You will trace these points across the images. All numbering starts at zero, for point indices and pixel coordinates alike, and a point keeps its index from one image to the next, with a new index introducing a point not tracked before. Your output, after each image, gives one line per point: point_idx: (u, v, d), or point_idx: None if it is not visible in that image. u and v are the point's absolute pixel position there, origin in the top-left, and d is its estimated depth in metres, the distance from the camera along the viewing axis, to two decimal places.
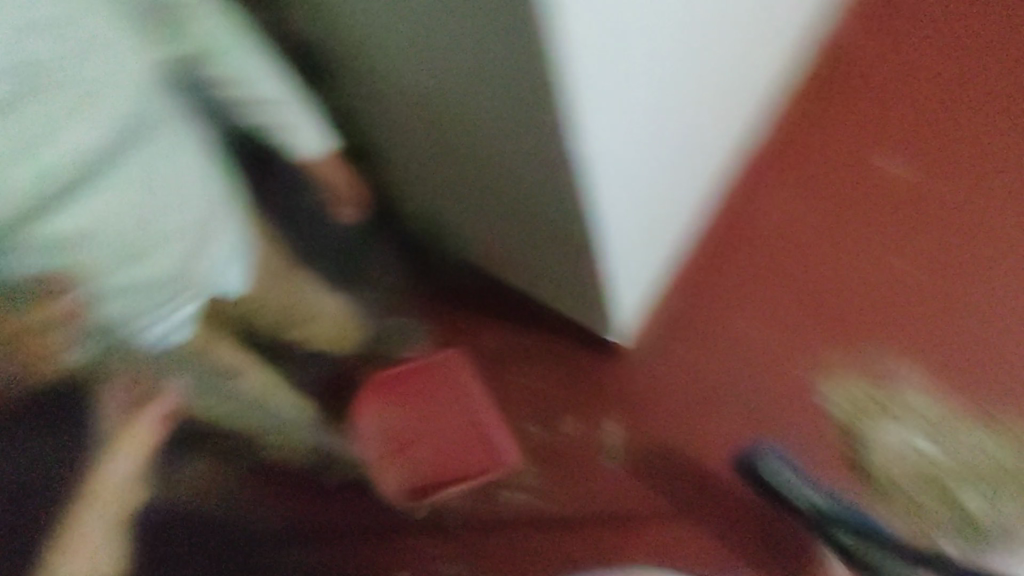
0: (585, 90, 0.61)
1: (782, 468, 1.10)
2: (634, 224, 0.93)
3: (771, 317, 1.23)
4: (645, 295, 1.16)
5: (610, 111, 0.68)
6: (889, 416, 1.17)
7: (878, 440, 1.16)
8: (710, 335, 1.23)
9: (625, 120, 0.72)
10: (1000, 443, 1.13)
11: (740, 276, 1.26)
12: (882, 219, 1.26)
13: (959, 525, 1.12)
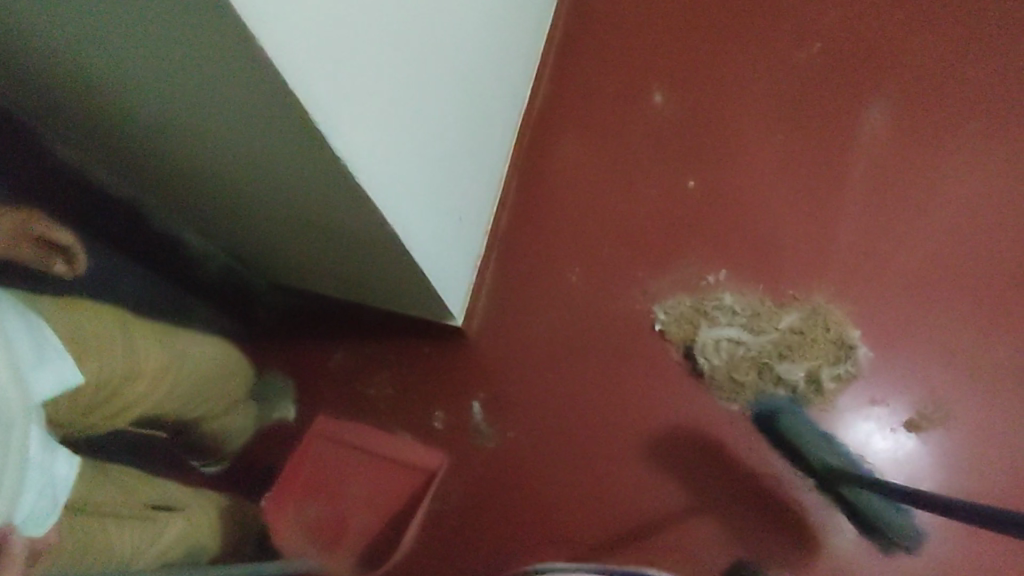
0: (346, 137, 0.58)
1: (805, 424, 1.07)
2: (435, 234, 0.95)
3: (585, 258, 1.30)
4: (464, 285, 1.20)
5: (383, 126, 0.66)
6: (707, 322, 1.19)
7: (705, 348, 1.17)
8: (535, 291, 1.29)
9: (403, 145, 0.72)
10: (805, 314, 1.18)
11: (547, 229, 1.33)
12: (651, 144, 1.36)
13: (797, 396, 1.13)
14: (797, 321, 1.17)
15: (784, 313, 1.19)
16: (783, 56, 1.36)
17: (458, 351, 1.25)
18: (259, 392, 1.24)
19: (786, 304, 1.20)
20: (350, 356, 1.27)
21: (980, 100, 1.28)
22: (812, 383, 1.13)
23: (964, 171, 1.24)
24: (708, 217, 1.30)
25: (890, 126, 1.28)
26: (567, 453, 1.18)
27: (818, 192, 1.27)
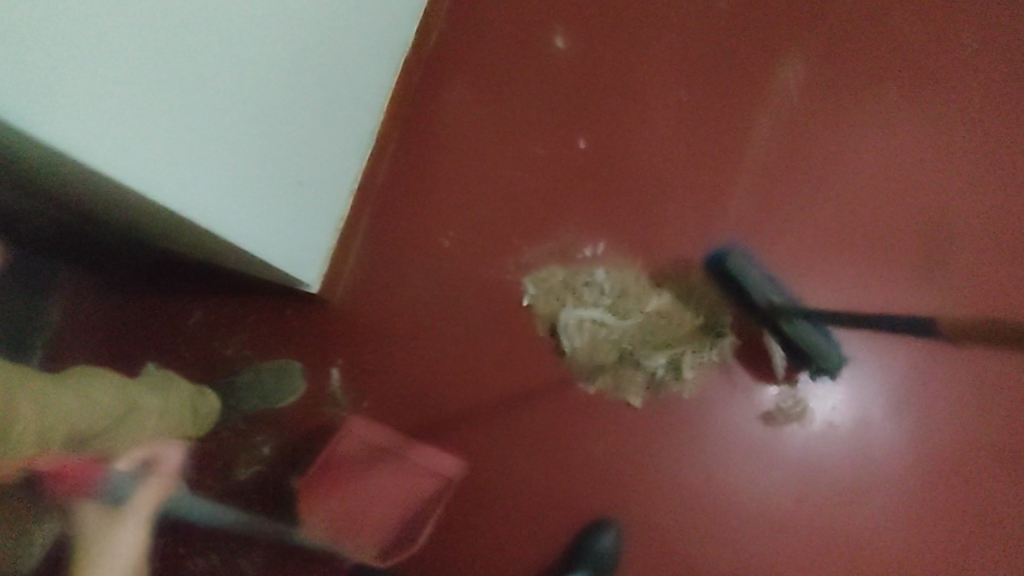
0: (67, 140, 0.51)
1: (749, 265, 1.10)
2: (258, 220, 0.89)
3: (462, 220, 1.21)
4: (318, 250, 1.12)
5: (134, 120, 0.58)
6: (575, 300, 1.14)
7: (568, 327, 1.12)
8: (406, 252, 1.20)
9: (175, 139, 0.65)
10: (677, 295, 1.13)
11: (425, 184, 1.22)
12: (547, 94, 1.24)
13: (655, 382, 1.10)
14: (668, 302, 1.12)
15: (656, 293, 1.13)
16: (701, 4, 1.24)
17: (324, 325, 1.19)
18: (267, 376, 1.14)
19: (661, 283, 1.14)
20: (211, 315, 1.20)
21: (897, 70, 1.20)
22: (673, 369, 1.09)
23: (870, 146, 1.18)
24: (600, 179, 1.20)
25: (802, 92, 1.19)
26: (425, 427, 1.13)
27: (718, 160, 1.19)
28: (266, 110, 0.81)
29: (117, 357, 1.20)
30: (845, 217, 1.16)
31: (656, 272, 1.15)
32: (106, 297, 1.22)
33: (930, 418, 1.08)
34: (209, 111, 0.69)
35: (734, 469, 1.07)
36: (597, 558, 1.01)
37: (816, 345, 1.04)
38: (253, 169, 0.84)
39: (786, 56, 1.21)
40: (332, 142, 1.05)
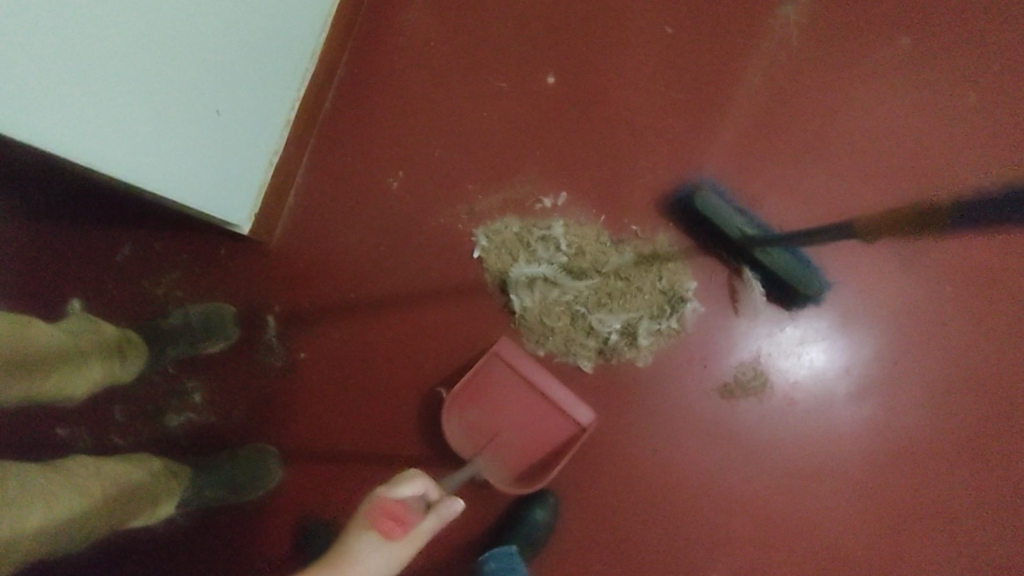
0: None
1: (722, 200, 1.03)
2: (167, 160, 0.81)
3: (415, 160, 1.11)
4: (248, 184, 1.02)
5: None
6: (528, 256, 1.05)
7: (518, 284, 1.04)
8: (354, 193, 1.11)
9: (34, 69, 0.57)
10: (639, 257, 1.05)
11: (377, 118, 1.12)
12: (516, 23, 1.13)
13: (608, 348, 1.02)
14: (629, 263, 1.04)
15: (616, 253, 1.04)
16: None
17: (261, 271, 1.11)
18: (194, 320, 1.06)
19: (622, 242, 1.05)
20: (141, 249, 1.11)
21: (906, 18, 1.09)
22: (629, 335, 1.02)
23: (869, 101, 1.07)
24: (562, 117, 1.10)
25: (799, 36, 1.08)
26: (365, 381, 1.08)
27: (699, 107, 1.08)
28: (159, 36, 0.72)
29: (34, 290, 1.11)
30: (830, 173, 1.06)
31: (619, 230, 1.06)
32: (23, 222, 1.12)
33: (916, 373, 1.02)
34: (78, 41, 0.61)
35: (775, 415, 1.02)
36: (529, 530, 0.98)
37: (798, 274, 1.00)
38: (153, 101, 0.76)
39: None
40: (259, 72, 0.95)
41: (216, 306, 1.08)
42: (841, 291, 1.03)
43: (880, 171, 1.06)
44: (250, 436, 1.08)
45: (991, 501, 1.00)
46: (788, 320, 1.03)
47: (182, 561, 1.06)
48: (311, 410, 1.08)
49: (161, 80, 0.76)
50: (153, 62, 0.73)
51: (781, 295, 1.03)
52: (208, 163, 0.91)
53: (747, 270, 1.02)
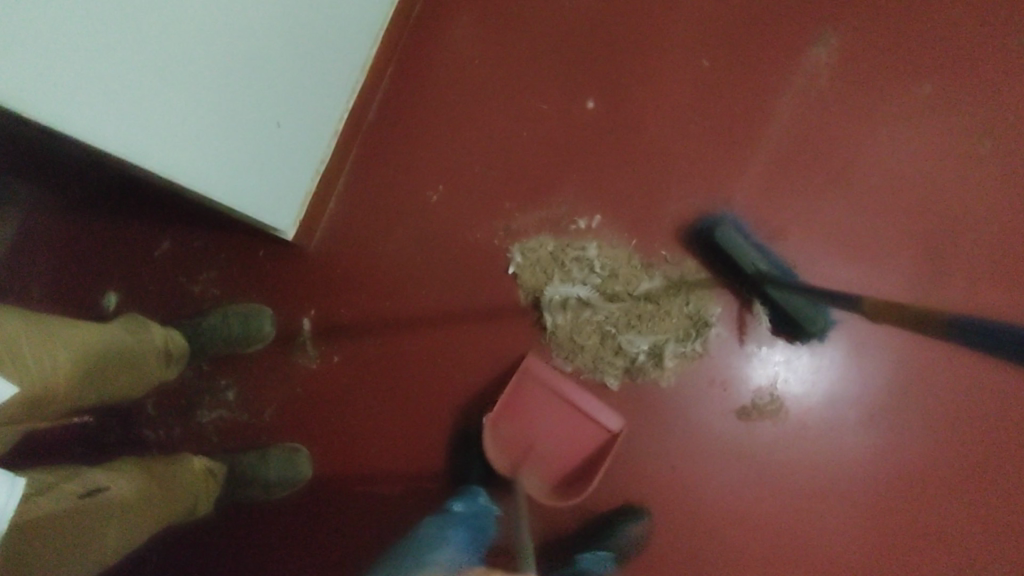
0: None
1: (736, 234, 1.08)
2: (221, 168, 0.85)
3: (455, 175, 1.15)
4: (294, 191, 1.05)
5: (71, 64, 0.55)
6: (562, 275, 1.09)
7: (552, 302, 1.08)
8: (393, 203, 1.14)
9: (111, 84, 0.60)
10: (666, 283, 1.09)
11: (419, 131, 1.16)
12: (559, 47, 1.16)
13: (636, 367, 1.07)
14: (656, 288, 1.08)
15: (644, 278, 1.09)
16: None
17: (299, 276, 1.14)
18: (232, 321, 1.08)
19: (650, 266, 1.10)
20: (180, 246, 1.14)
21: (932, 63, 1.14)
22: (656, 356, 1.07)
23: (891, 143, 1.13)
24: (598, 145, 1.14)
25: (829, 76, 1.14)
26: (396, 387, 1.11)
27: (730, 140, 1.13)
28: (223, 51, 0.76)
29: (73, 281, 1.13)
30: (849, 214, 1.11)
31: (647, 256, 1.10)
32: (65, 213, 1.15)
33: (921, 408, 1.08)
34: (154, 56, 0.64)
35: (787, 441, 1.08)
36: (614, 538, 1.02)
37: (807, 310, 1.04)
38: (216, 112, 0.79)
39: (816, 35, 1.15)
40: (312, 85, 0.98)
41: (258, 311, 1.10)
42: (855, 324, 1.09)
43: (896, 216, 1.11)
44: (282, 435, 1.11)
45: (989, 528, 1.06)
46: (804, 352, 1.09)
47: (211, 553, 1.09)
48: (342, 412, 1.11)
49: (224, 91, 0.79)
50: (218, 73, 0.76)
51: (788, 329, 1.07)
52: (257, 171, 0.94)
53: (758, 303, 1.07)
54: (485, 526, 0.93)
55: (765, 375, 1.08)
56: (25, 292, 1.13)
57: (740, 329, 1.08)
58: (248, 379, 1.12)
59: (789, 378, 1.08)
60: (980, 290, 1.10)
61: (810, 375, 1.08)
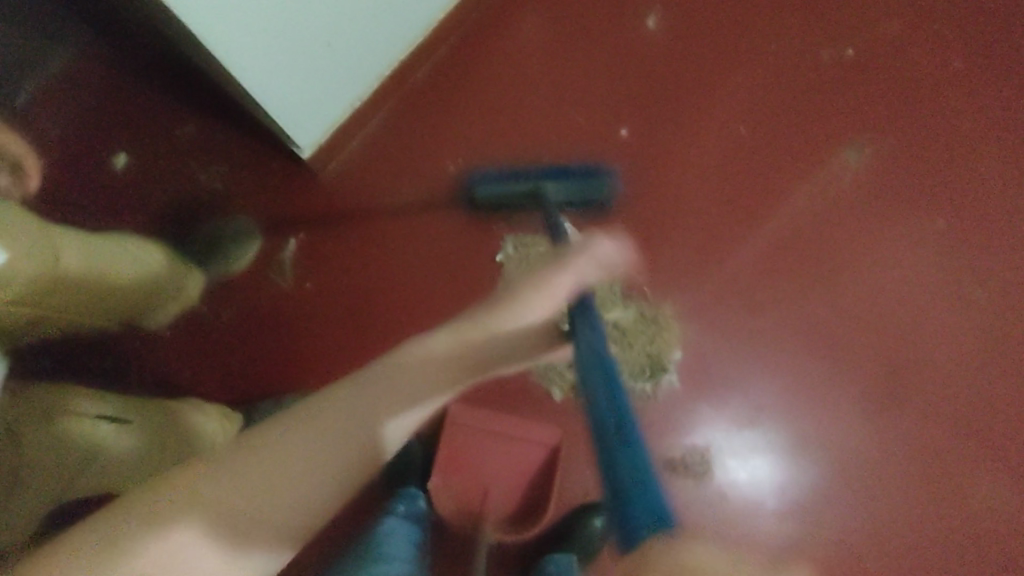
0: None
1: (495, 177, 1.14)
2: (264, 64, 0.89)
3: (476, 154, 1.18)
4: (325, 116, 1.09)
5: None
6: (543, 279, 1.13)
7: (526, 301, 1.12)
8: (411, 160, 1.18)
9: None
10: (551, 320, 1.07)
11: (459, 107, 1.20)
12: (611, 74, 1.21)
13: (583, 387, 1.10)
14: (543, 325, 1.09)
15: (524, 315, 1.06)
16: (799, 58, 1.23)
17: (300, 199, 1.16)
18: (226, 229, 1.13)
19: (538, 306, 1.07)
20: (202, 133, 1.17)
21: (946, 204, 1.19)
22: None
23: (886, 263, 1.16)
24: (618, 174, 1.18)
25: (847, 184, 1.19)
26: (353, 329, 1.13)
27: (740, 212, 1.17)
28: None
29: (91, 131, 1.17)
30: (829, 316, 1.14)
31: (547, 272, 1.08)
32: (109, 69, 1.19)
33: (839, 521, 1.08)
34: None
35: (702, 509, 1.08)
36: (584, 535, 1.03)
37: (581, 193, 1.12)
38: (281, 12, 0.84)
39: (847, 143, 1.20)
40: (377, 26, 1.03)
41: (250, 223, 1.14)
42: (801, 417, 1.11)
43: (871, 333, 1.14)
44: (230, 338, 1.12)
45: None
46: (746, 428, 1.10)
47: None
48: (293, 335, 1.12)
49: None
50: None
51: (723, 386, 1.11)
52: (295, 83, 0.97)
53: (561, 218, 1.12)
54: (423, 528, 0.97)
55: (703, 438, 1.09)
56: (44, 128, 1.17)
57: (692, 383, 1.10)
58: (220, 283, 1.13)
59: (725, 448, 1.09)
60: (927, 428, 1.12)
61: (745, 454, 1.09)
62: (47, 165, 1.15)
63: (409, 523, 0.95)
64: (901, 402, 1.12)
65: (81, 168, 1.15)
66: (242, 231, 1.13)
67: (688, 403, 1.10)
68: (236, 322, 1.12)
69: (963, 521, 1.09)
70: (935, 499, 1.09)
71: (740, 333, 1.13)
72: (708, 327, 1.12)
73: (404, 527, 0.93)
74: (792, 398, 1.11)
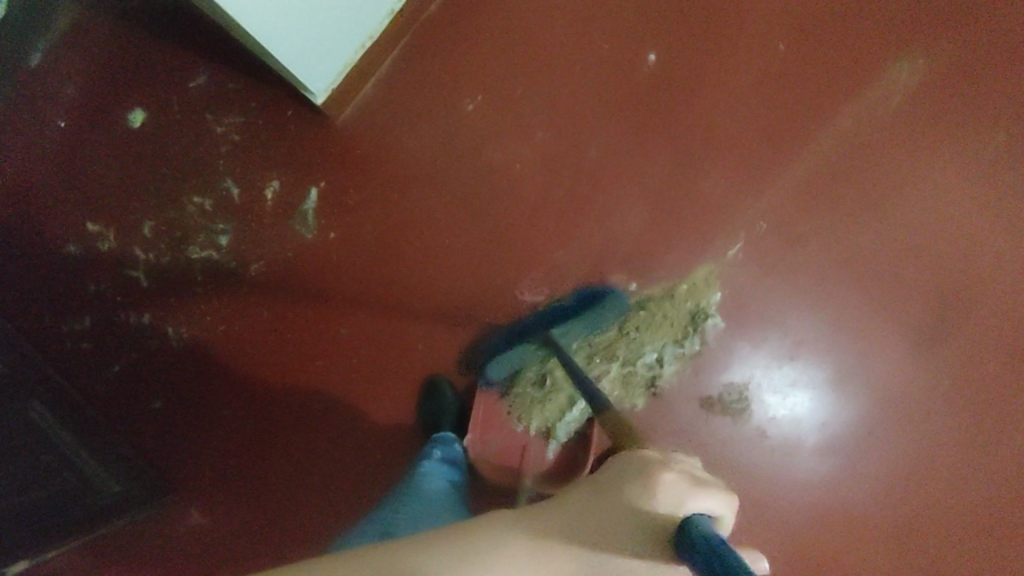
0: None
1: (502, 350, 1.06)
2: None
3: (496, 90, 1.13)
4: (336, 57, 1.05)
5: None
6: (537, 376, 1.07)
7: (536, 404, 1.06)
8: (429, 100, 1.13)
9: None
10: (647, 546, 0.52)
11: (476, 40, 1.14)
12: None
13: (636, 380, 1.06)
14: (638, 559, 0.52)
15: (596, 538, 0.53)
16: None
17: (318, 145, 1.13)
18: (240, 197, 1.13)
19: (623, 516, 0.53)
20: (214, 85, 1.15)
21: (1006, 119, 1.10)
22: (643, 354, 1.06)
23: (939, 182, 1.09)
24: (647, 100, 1.12)
25: (897, 101, 1.10)
26: (378, 277, 1.11)
27: (778, 134, 1.10)
28: None
29: (104, 89, 1.15)
30: (877, 241, 1.08)
31: (637, 486, 0.53)
32: (118, 23, 1.16)
33: (887, 451, 1.05)
34: None
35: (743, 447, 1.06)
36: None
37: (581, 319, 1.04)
38: None
39: (896, 57, 1.11)
40: None
41: (269, 184, 1.13)
42: (845, 351, 1.07)
43: (923, 255, 1.08)
44: (260, 292, 1.12)
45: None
46: (787, 359, 1.06)
47: (166, 377, 1.10)
48: (321, 286, 1.12)
49: None
50: None
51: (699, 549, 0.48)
52: (299, 20, 0.93)
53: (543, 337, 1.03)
54: (461, 472, 0.97)
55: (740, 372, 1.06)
56: (59, 87, 1.15)
57: (729, 316, 1.07)
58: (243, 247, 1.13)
59: (764, 383, 1.06)
60: (981, 352, 1.07)
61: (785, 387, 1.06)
62: (68, 126, 1.15)
63: (446, 467, 0.94)
64: (954, 333, 1.07)
65: (100, 128, 1.14)
66: (262, 194, 1.13)
67: (725, 339, 1.07)
68: (263, 276, 1.12)
69: (1018, 453, 1.05)
70: (987, 430, 1.05)
71: (779, 268, 1.08)
72: (745, 257, 1.08)
73: (444, 475, 0.94)
74: (835, 329, 1.07)
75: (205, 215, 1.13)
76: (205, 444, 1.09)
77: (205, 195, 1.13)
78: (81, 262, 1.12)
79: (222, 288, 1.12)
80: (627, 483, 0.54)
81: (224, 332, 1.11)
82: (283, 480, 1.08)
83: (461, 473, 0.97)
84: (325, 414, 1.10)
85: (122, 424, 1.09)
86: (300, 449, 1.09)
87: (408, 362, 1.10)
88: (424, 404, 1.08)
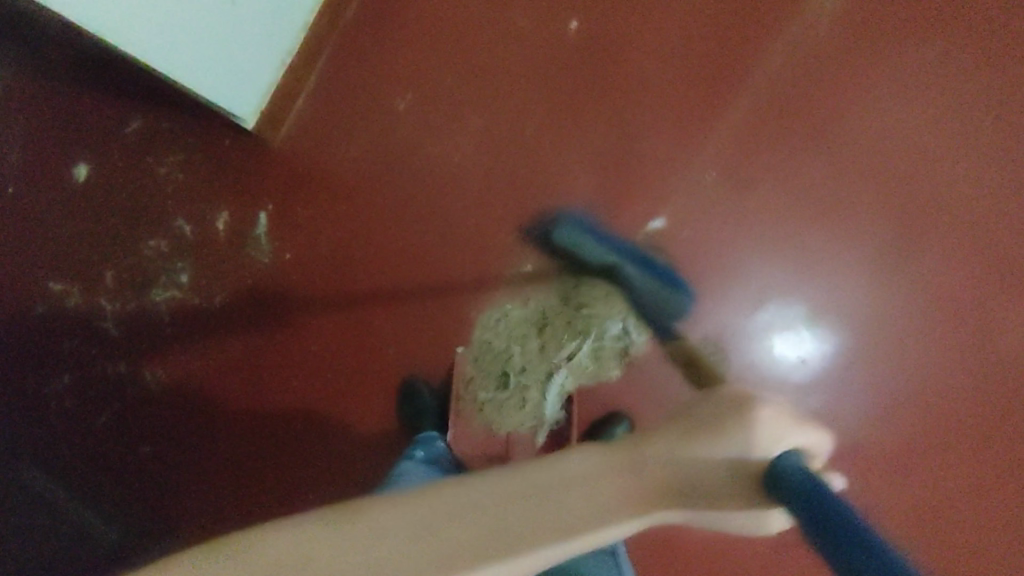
0: None
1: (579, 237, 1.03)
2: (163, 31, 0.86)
3: (426, 84, 1.13)
4: (258, 79, 1.06)
5: None
6: (508, 370, 1.07)
7: (513, 397, 1.07)
8: (360, 106, 1.13)
9: None
10: (735, 492, 0.47)
11: (398, 38, 1.14)
12: None
13: (607, 351, 1.07)
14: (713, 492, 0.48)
15: (688, 465, 0.48)
16: None
17: (261, 168, 1.14)
18: (193, 233, 1.14)
19: (707, 452, 0.47)
20: (150, 127, 1.15)
21: (934, 31, 1.10)
22: (608, 326, 1.06)
23: (880, 102, 1.08)
24: (576, 68, 1.11)
25: (824, 30, 1.10)
26: (340, 289, 1.12)
27: (713, 81, 1.09)
28: None
29: (45, 151, 1.16)
30: (829, 171, 1.07)
31: (725, 425, 0.48)
32: (47, 83, 1.17)
33: (876, 380, 1.03)
34: None
35: None
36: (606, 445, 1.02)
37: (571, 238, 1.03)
38: None
39: None
40: None
41: (219, 216, 1.14)
42: (813, 286, 1.05)
43: (877, 177, 1.06)
44: (229, 323, 1.13)
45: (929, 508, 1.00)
46: (755, 305, 1.06)
47: (152, 422, 1.12)
48: (286, 306, 1.13)
49: None
50: None
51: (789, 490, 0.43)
52: (209, 47, 0.94)
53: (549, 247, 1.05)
54: (447, 469, 0.95)
55: (710, 324, 1.06)
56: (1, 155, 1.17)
57: (691, 270, 1.07)
58: (203, 281, 1.13)
59: (734, 331, 1.05)
60: (955, 264, 1.04)
61: (758, 333, 1.05)
62: (17, 192, 1.16)
63: (428, 466, 0.92)
64: (922, 249, 1.05)
65: (46, 189, 1.16)
66: (214, 225, 1.14)
67: (690, 292, 1.06)
68: (229, 307, 1.13)
69: (1011, 359, 1.02)
70: (975, 341, 1.03)
71: (731, 215, 1.07)
72: (699, 209, 1.07)
73: (420, 471, 0.89)
74: (800, 267, 1.06)
75: (163, 257, 1.14)
76: (198, 480, 1.11)
77: (159, 237, 1.14)
78: (52, 322, 1.14)
79: (191, 326, 1.13)
80: (709, 425, 0.48)
81: (202, 368, 1.13)
82: (280, 504, 1.10)
83: (446, 470, 0.95)
84: (312, 432, 1.11)
85: (116, 473, 1.11)
86: (291, 470, 1.10)
87: (384, 367, 1.11)
88: (404, 408, 1.08)
